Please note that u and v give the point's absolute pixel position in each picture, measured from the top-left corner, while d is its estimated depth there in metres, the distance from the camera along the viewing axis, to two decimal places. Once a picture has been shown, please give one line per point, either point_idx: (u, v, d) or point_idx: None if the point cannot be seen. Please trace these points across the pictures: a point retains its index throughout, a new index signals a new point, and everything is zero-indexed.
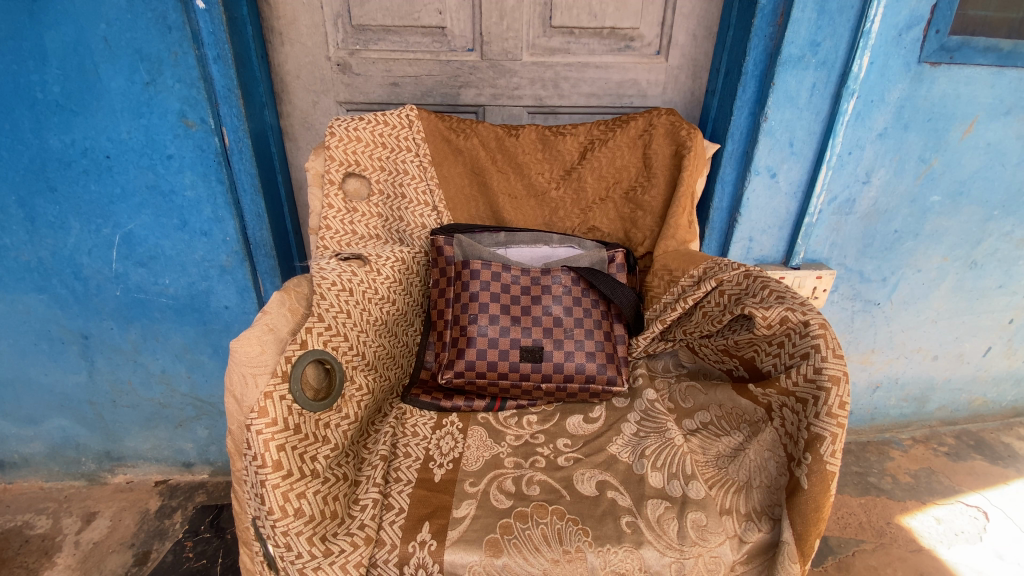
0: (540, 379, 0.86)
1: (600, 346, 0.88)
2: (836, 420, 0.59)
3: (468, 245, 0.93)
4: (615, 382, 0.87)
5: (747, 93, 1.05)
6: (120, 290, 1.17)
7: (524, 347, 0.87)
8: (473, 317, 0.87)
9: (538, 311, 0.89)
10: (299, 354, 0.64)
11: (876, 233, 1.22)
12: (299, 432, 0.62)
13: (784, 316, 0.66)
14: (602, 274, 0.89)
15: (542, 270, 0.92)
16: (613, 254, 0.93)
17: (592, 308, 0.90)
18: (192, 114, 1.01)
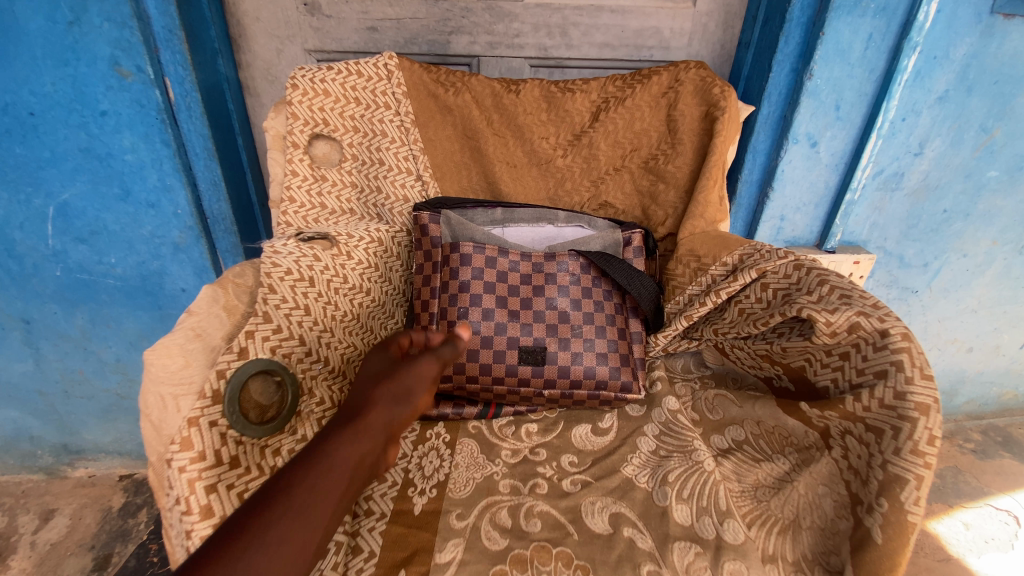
0: (543, 385, 0.73)
1: (613, 346, 0.75)
2: (923, 460, 0.46)
3: (458, 224, 0.78)
4: (631, 389, 0.74)
5: (790, 46, 0.89)
6: (60, 270, 1.02)
7: (525, 348, 0.73)
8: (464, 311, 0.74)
9: (541, 304, 0.75)
10: (234, 368, 0.50)
11: (922, 212, 1.08)
12: (237, 466, 0.49)
13: (854, 322, 0.52)
14: (617, 261, 0.75)
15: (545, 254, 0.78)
16: (629, 236, 0.79)
17: (604, 299, 0.76)
18: (126, 61, 0.83)
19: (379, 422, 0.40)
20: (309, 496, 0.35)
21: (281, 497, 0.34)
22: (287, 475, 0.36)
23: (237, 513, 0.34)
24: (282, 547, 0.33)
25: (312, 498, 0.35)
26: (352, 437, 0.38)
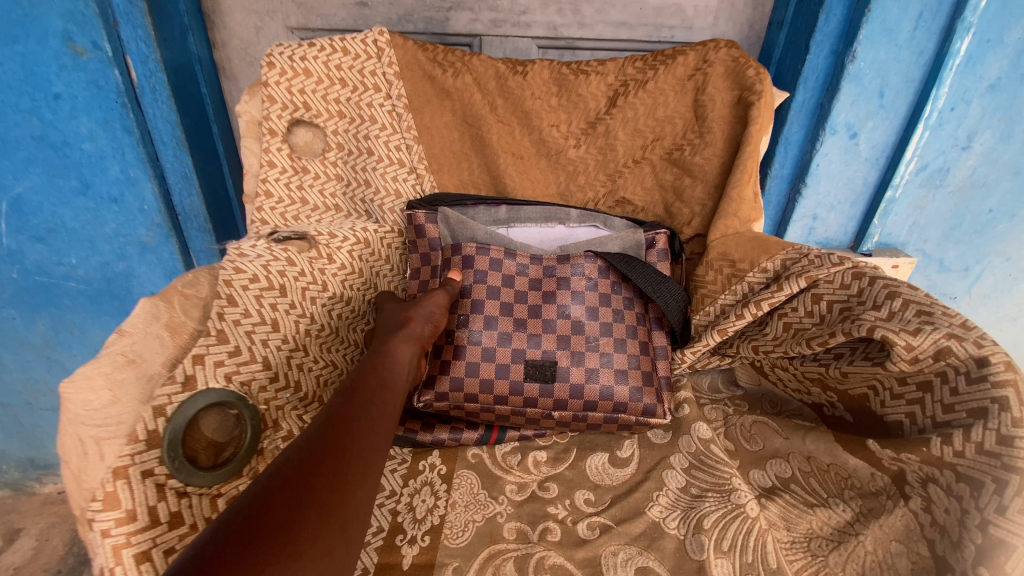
0: (554, 406, 0.62)
1: (635, 362, 0.64)
2: None
3: (457, 224, 0.68)
4: (655, 412, 0.62)
5: (831, 24, 0.79)
6: (16, 272, 0.92)
7: (532, 362, 0.63)
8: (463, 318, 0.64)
9: (551, 312, 0.65)
10: (177, 403, 0.41)
11: (966, 213, 0.98)
12: (177, 526, 0.39)
13: (943, 347, 0.43)
14: (642, 264, 0.65)
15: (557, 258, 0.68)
16: (653, 237, 0.70)
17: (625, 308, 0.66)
18: (80, 37, 0.73)
19: (379, 386, 0.42)
20: (378, 427, 0.38)
21: (356, 428, 0.36)
22: (350, 412, 0.37)
23: (316, 446, 0.33)
24: (366, 473, 0.34)
25: (380, 432, 0.38)
26: (386, 385, 0.43)
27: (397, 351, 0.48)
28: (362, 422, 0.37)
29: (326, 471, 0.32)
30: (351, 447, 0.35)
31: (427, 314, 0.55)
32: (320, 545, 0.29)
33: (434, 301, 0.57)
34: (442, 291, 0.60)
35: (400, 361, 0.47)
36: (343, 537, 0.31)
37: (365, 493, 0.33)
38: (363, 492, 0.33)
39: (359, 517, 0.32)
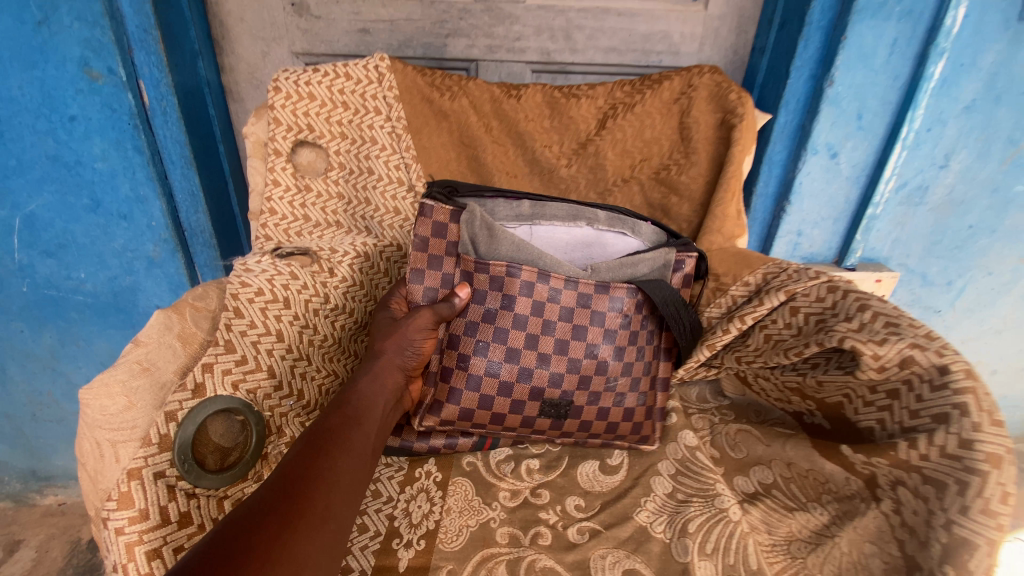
0: (559, 436, 0.65)
1: (642, 399, 0.66)
2: (996, 523, 0.39)
3: (484, 229, 0.60)
4: (650, 439, 0.66)
5: (809, 51, 0.84)
6: (27, 286, 0.95)
7: (550, 400, 0.62)
8: (482, 345, 0.60)
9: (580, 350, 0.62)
10: (187, 409, 0.44)
11: (947, 228, 1.02)
12: (188, 526, 0.41)
13: (907, 356, 0.46)
14: (681, 308, 0.63)
15: (595, 279, 0.62)
16: (683, 259, 0.65)
17: (645, 342, 0.65)
18: (97, 63, 0.77)
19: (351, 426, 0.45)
20: (339, 480, 0.40)
21: (314, 481, 0.38)
22: (310, 465, 0.39)
23: (271, 501, 0.36)
24: (326, 521, 0.37)
25: (340, 486, 0.39)
26: (357, 433, 0.44)
27: (371, 395, 0.49)
28: (322, 476, 0.39)
29: (278, 525, 0.35)
30: (306, 502, 0.37)
31: (402, 346, 0.56)
32: None
33: (414, 324, 0.56)
34: (427, 308, 0.58)
35: (376, 399, 0.50)
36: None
37: (315, 551, 0.35)
38: (313, 551, 0.35)
39: (313, 566, 0.35)
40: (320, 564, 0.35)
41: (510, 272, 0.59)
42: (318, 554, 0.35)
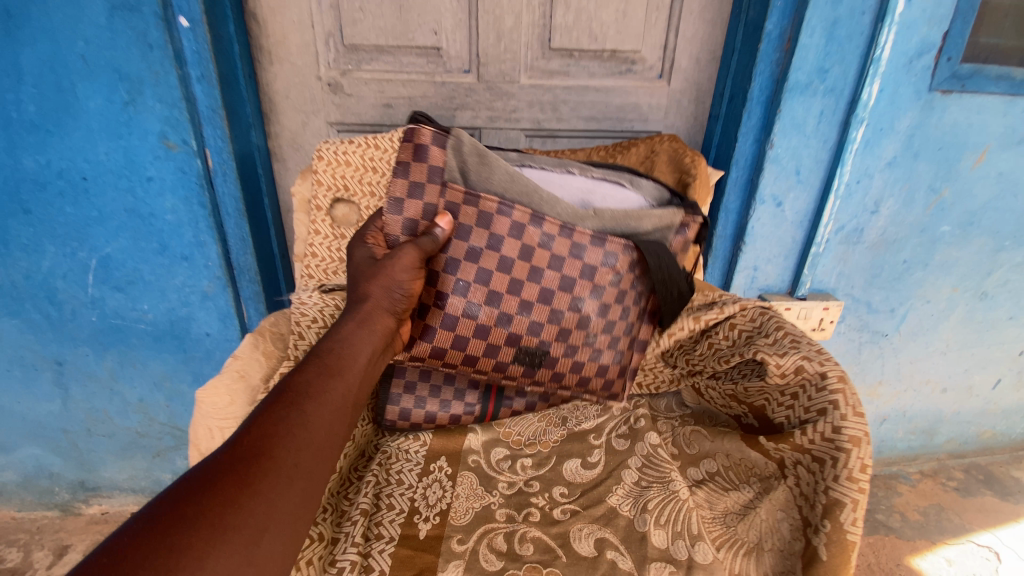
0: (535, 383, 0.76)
1: (619, 355, 0.77)
2: (857, 485, 0.55)
3: (475, 156, 0.72)
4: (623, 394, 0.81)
5: (752, 120, 1.01)
6: (96, 316, 1.12)
7: (527, 349, 0.73)
8: (462, 286, 0.70)
9: (564, 301, 0.72)
10: None
11: (884, 263, 1.18)
12: None
13: (799, 365, 0.62)
14: (669, 266, 0.73)
15: (592, 230, 0.73)
16: (685, 224, 0.77)
17: (631, 295, 0.75)
18: (173, 136, 0.96)
19: (322, 386, 0.49)
20: (309, 436, 0.44)
21: (282, 433, 0.43)
22: (283, 417, 0.44)
23: (242, 449, 0.41)
24: (291, 477, 0.41)
25: (312, 442, 0.44)
26: (332, 392, 0.49)
27: (350, 355, 0.54)
28: (290, 431, 0.43)
29: (246, 471, 0.39)
30: (273, 457, 0.41)
31: (389, 287, 0.63)
32: (232, 544, 0.36)
33: (400, 266, 0.63)
34: (410, 248, 0.65)
35: (355, 356, 0.54)
36: (247, 542, 0.36)
37: (280, 500, 0.40)
38: (278, 499, 0.39)
39: (276, 517, 0.39)
40: (285, 511, 0.39)
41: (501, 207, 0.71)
42: (284, 502, 0.40)
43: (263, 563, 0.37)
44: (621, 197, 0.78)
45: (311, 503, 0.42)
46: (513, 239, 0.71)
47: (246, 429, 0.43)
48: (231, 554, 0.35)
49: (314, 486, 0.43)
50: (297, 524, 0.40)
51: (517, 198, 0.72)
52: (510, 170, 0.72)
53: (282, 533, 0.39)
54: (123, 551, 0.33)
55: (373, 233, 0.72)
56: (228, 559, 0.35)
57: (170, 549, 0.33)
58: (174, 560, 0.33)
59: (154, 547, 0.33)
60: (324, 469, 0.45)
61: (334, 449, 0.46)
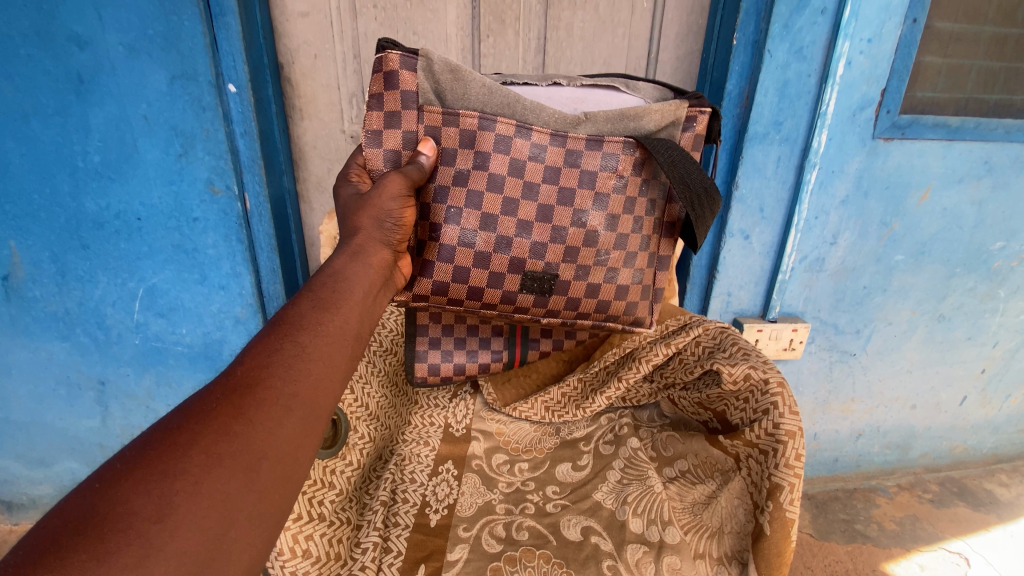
0: (546, 314, 0.76)
1: (639, 277, 0.77)
2: (793, 471, 0.66)
3: (448, 73, 0.69)
4: (642, 323, 0.82)
5: (719, 165, 1.16)
6: (139, 339, 1.26)
7: (534, 275, 0.73)
8: (454, 212, 0.71)
9: (567, 217, 0.72)
10: None
11: (846, 288, 1.31)
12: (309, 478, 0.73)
13: (747, 373, 0.74)
14: (681, 166, 0.69)
15: (586, 136, 0.71)
16: (695, 116, 0.74)
17: (647, 215, 0.75)
18: (219, 182, 1.11)
19: (315, 320, 0.50)
20: (301, 368, 0.46)
21: (276, 364, 0.45)
22: (275, 352, 0.46)
23: (236, 382, 0.43)
24: (285, 406, 0.43)
25: (304, 374, 0.46)
26: (327, 325, 0.51)
27: (344, 289, 0.56)
28: (283, 363, 0.46)
29: (238, 402, 0.42)
30: (267, 387, 0.43)
31: (378, 219, 0.64)
32: (228, 469, 0.38)
33: (385, 193, 0.64)
34: (393, 175, 0.65)
35: (353, 291, 0.56)
36: (244, 468, 0.39)
37: (273, 429, 0.42)
38: (271, 428, 0.42)
39: (269, 443, 0.41)
40: (278, 440, 0.42)
41: (483, 121, 0.69)
42: (277, 432, 0.42)
43: (260, 486, 0.40)
44: (615, 99, 0.76)
45: (312, 427, 0.45)
46: (502, 154, 0.70)
47: (241, 363, 0.45)
48: (229, 477, 0.38)
49: (310, 416, 0.45)
50: (294, 452, 0.43)
51: (500, 111, 0.70)
52: (488, 82, 0.69)
53: (278, 459, 0.41)
54: (131, 471, 0.36)
55: (357, 171, 0.71)
56: (226, 482, 0.38)
57: (169, 471, 0.37)
58: (174, 481, 0.36)
59: (153, 469, 0.37)
60: (321, 399, 0.47)
61: (330, 379, 0.48)
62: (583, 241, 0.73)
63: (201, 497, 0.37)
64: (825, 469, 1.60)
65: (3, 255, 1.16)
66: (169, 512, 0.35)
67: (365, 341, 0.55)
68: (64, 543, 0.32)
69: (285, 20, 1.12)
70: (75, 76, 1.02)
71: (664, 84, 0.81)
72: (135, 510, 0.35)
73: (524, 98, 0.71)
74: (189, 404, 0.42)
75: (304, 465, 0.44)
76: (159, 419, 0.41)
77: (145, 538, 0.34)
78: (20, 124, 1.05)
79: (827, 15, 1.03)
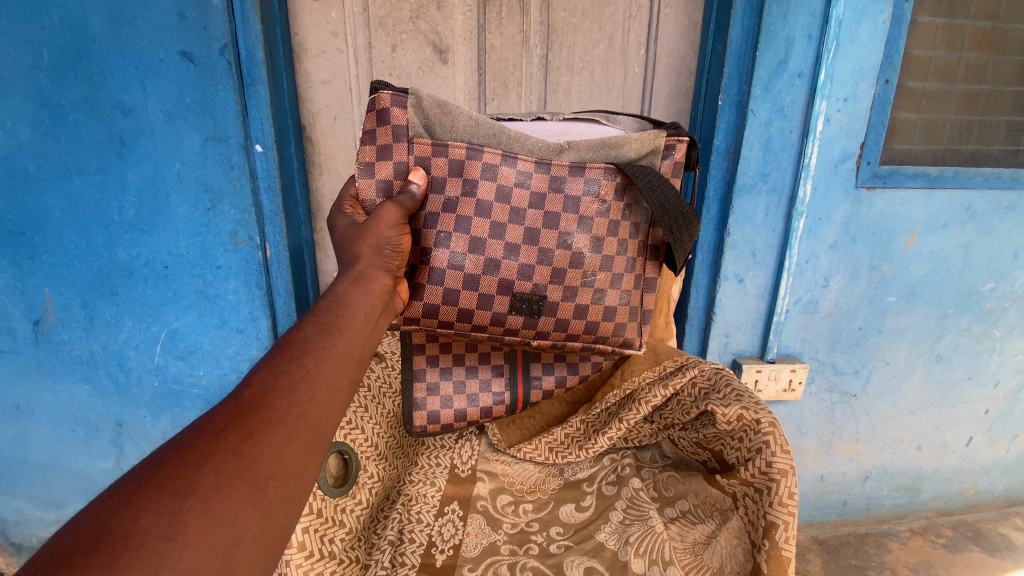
0: (535, 335, 0.80)
1: (626, 298, 0.81)
2: (787, 509, 0.68)
3: (437, 107, 0.74)
4: (632, 345, 0.85)
5: (711, 214, 1.23)
6: (158, 381, 1.31)
7: (522, 296, 0.77)
8: (444, 235, 0.75)
9: (553, 239, 0.76)
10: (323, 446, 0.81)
11: (842, 329, 1.35)
12: (320, 516, 0.76)
13: (740, 413, 0.77)
14: (660, 189, 0.73)
15: (569, 163, 0.76)
16: (675, 143, 0.79)
17: (630, 238, 0.79)
18: (242, 233, 1.19)
19: (320, 344, 0.53)
20: (307, 391, 0.49)
21: (281, 387, 0.48)
22: (281, 374, 0.49)
23: (243, 404, 0.46)
24: (289, 428, 0.46)
25: (309, 397, 0.49)
26: (330, 349, 0.54)
27: (347, 314, 0.58)
28: (289, 386, 0.48)
29: (247, 424, 0.45)
30: (273, 410, 0.46)
31: (378, 246, 0.68)
32: (236, 490, 0.41)
33: (382, 222, 0.68)
34: (389, 205, 0.69)
35: (356, 316, 0.59)
36: (250, 488, 0.42)
37: (279, 450, 0.44)
38: (277, 450, 0.44)
39: (273, 464, 0.44)
40: (283, 461, 0.44)
41: (470, 152, 0.74)
42: (282, 453, 0.45)
43: (265, 506, 0.43)
44: (596, 131, 0.81)
45: (316, 450, 0.47)
46: (489, 182, 0.74)
47: (249, 384, 0.48)
48: (237, 497, 0.41)
49: (313, 438, 0.47)
50: (298, 473, 0.45)
51: (486, 141, 0.75)
52: (475, 114, 0.75)
53: (283, 480, 0.44)
54: (144, 489, 0.39)
55: (350, 203, 0.76)
56: (233, 502, 0.41)
57: (180, 491, 0.40)
58: (185, 500, 0.39)
59: (165, 489, 0.40)
60: (324, 421, 0.49)
61: (332, 402, 0.51)
62: (569, 263, 0.76)
63: (209, 516, 0.39)
64: (835, 513, 1.58)
65: (37, 300, 1.23)
66: (179, 530, 0.38)
67: (367, 364, 0.57)
68: (80, 557, 0.35)
69: (308, 87, 1.23)
70: (117, 138, 1.12)
71: (645, 118, 0.86)
72: (145, 527, 0.37)
73: (509, 129, 0.76)
74: (200, 425, 0.45)
75: (307, 486, 0.47)
76: (172, 439, 0.44)
77: (156, 555, 0.37)
78: (63, 181, 1.14)
79: (804, 78, 1.12)
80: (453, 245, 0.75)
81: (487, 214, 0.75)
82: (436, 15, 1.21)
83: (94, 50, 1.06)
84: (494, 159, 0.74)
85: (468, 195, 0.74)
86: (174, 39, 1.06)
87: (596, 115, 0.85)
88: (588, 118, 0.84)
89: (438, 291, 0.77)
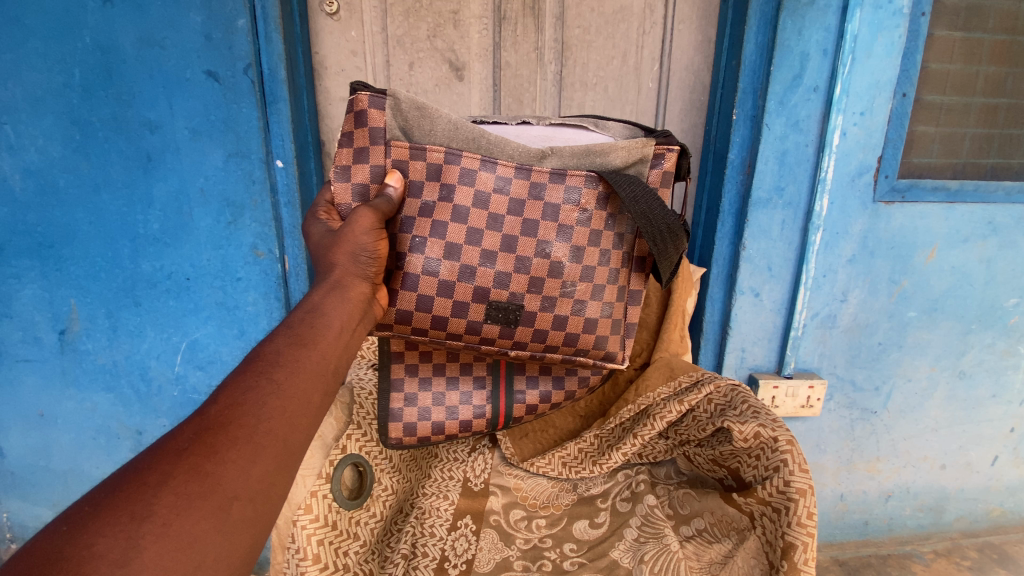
0: (512, 345, 0.78)
1: (608, 310, 0.79)
2: (805, 530, 0.66)
3: (415, 110, 0.74)
4: (614, 358, 0.83)
5: (726, 228, 1.22)
6: (178, 390, 1.34)
7: (499, 304, 0.76)
8: (419, 241, 0.74)
9: (531, 247, 0.75)
10: (340, 456, 0.81)
11: (861, 344, 1.32)
12: (335, 528, 0.77)
13: (757, 431, 0.74)
14: (647, 197, 0.72)
15: (551, 169, 0.75)
16: (662, 154, 0.77)
17: (613, 248, 0.77)
18: (262, 247, 1.21)
19: (292, 356, 0.52)
20: (277, 405, 0.48)
21: (249, 404, 0.47)
22: (250, 389, 0.48)
23: (208, 421, 0.45)
24: (253, 445, 0.45)
25: (279, 412, 0.48)
26: (304, 362, 0.52)
27: (322, 325, 0.57)
28: (256, 402, 0.47)
29: (210, 441, 0.43)
30: (240, 426, 0.45)
31: (354, 253, 0.66)
32: (196, 510, 0.40)
33: (357, 228, 0.66)
34: (364, 209, 0.68)
35: (333, 327, 0.58)
36: (213, 508, 0.41)
37: (244, 467, 0.43)
38: (242, 468, 0.43)
39: (235, 483, 0.43)
40: (249, 480, 0.44)
41: (448, 157, 0.74)
42: (247, 471, 0.44)
43: (229, 526, 0.41)
44: (582, 138, 0.82)
45: (284, 467, 0.46)
46: (467, 187, 0.74)
47: (216, 401, 0.47)
48: (199, 518, 0.40)
49: (282, 455, 0.46)
50: (265, 491, 0.45)
51: (465, 145, 0.74)
52: (454, 118, 0.74)
53: (248, 499, 0.43)
54: (102, 513, 0.38)
55: (325, 208, 0.75)
56: (195, 524, 0.40)
57: (137, 514, 0.38)
58: (142, 524, 0.38)
59: (120, 513, 0.38)
60: (295, 436, 0.48)
61: (304, 416, 0.49)
62: (548, 272, 0.75)
63: (167, 539, 0.38)
64: (856, 533, 1.54)
65: (64, 311, 1.27)
66: (135, 556, 0.37)
67: (342, 375, 0.56)
68: None
69: (328, 104, 1.27)
70: (144, 154, 1.15)
71: (634, 124, 0.87)
72: (99, 552, 0.36)
73: (488, 134, 0.75)
74: (161, 444, 0.43)
75: (276, 505, 0.46)
76: (134, 459, 0.43)
77: None
78: (92, 196, 1.18)
79: (820, 92, 1.12)
80: (429, 251, 0.74)
81: (462, 220, 0.74)
82: (452, 34, 1.23)
83: (124, 70, 1.10)
84: (473, 165, 0.74)
85: (446, 200, 0.74)
86: (201, 60, 1.10)
87: (585, 122, 0.85)
88: (574, 125, 0.84)
89: (412, 297, 0.75)
